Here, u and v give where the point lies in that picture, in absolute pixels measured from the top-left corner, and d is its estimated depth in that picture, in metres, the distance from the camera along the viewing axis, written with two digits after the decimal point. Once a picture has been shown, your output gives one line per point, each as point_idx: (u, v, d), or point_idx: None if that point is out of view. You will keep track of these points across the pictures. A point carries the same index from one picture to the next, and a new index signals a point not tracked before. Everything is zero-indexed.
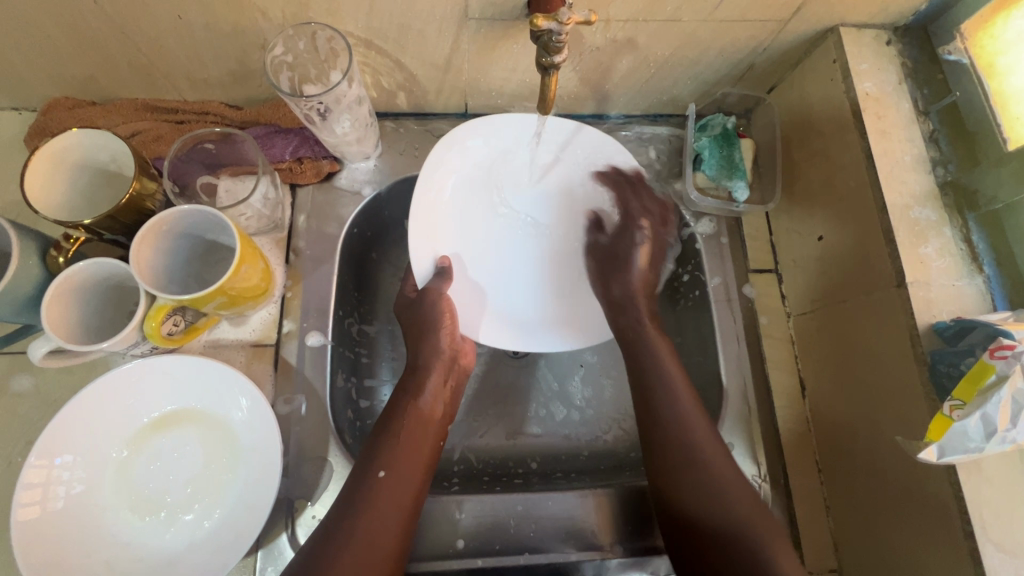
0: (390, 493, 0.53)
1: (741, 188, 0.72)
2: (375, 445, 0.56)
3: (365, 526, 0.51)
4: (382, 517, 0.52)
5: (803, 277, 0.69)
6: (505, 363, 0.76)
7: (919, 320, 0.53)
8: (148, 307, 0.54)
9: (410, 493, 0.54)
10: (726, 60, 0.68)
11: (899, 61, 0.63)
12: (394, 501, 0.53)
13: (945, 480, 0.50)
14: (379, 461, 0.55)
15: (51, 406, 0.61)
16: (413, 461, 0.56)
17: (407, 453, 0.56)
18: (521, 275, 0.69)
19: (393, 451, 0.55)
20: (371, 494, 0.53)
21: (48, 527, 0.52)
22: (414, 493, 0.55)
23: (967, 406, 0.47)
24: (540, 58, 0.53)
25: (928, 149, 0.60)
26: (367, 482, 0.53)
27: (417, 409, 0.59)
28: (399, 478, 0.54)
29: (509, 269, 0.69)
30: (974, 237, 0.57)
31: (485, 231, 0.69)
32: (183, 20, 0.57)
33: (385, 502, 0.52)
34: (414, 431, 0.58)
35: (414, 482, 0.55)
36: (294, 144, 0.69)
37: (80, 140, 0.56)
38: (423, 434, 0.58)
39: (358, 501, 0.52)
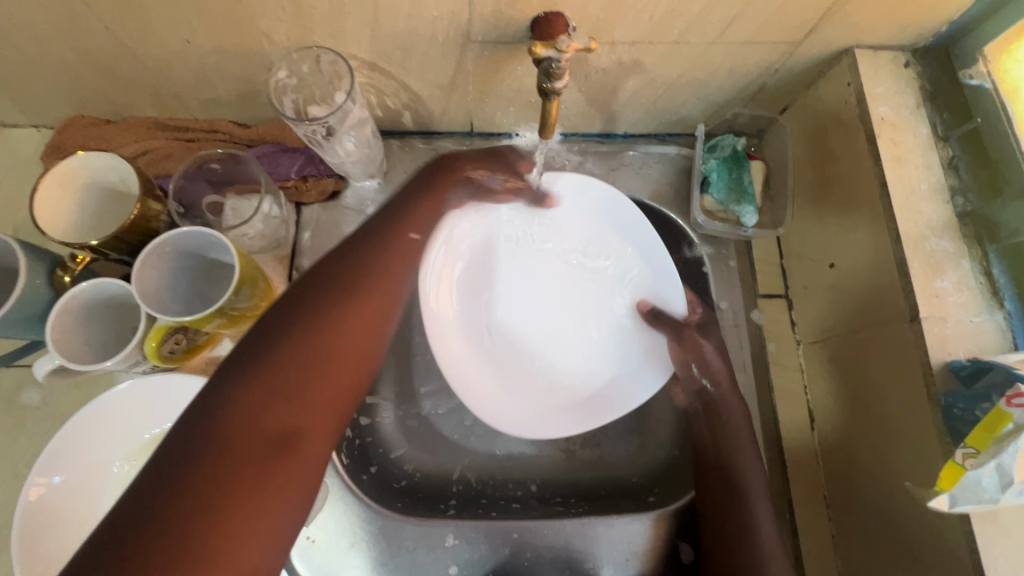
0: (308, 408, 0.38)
1: (750, 213, 0.70)
2: (395, 212, 0.51)
3: (346, 312, 0.42)
4: (361, 303, 0.43)
5: (814, 304, 0.67)
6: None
7: (934, 358, 0.51)
8: (148, 327, 0.54)
9: (411, 265, 0.48)
10: (736, 80, 0.66)
11: (917, 84, 0.61)
12: (385, 279, 0.45)
13: (960, 530, 0.47)
14: (410, 224, 0.50)
15: (57, 419, 0.62)
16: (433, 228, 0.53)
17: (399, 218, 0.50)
18: (537, 359, 0.67)
19: (405, 219, 0.51)
20: (391, 242, 0.48)
21: (48, 543, 0.53)
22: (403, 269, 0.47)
23: (981, 455, 0.44)
24: (541, 84, 0.52)
25: (946, 177, 0.57)
26: (387, 240, 0.48)
27: (454, 172, 0.57)
28: (423, 249, 0.50)
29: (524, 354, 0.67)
30: (995, 270, 0.54)
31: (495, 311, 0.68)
32: (191, 44, 0.58)
33: (377, 264, 0.46)
34: (434, 201, 0.54)
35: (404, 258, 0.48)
36: (300, 163, 0.70)
37: (89, 161, 0.57)
38: (434, 220, 0.53)
39: (357, 246, 0.47)
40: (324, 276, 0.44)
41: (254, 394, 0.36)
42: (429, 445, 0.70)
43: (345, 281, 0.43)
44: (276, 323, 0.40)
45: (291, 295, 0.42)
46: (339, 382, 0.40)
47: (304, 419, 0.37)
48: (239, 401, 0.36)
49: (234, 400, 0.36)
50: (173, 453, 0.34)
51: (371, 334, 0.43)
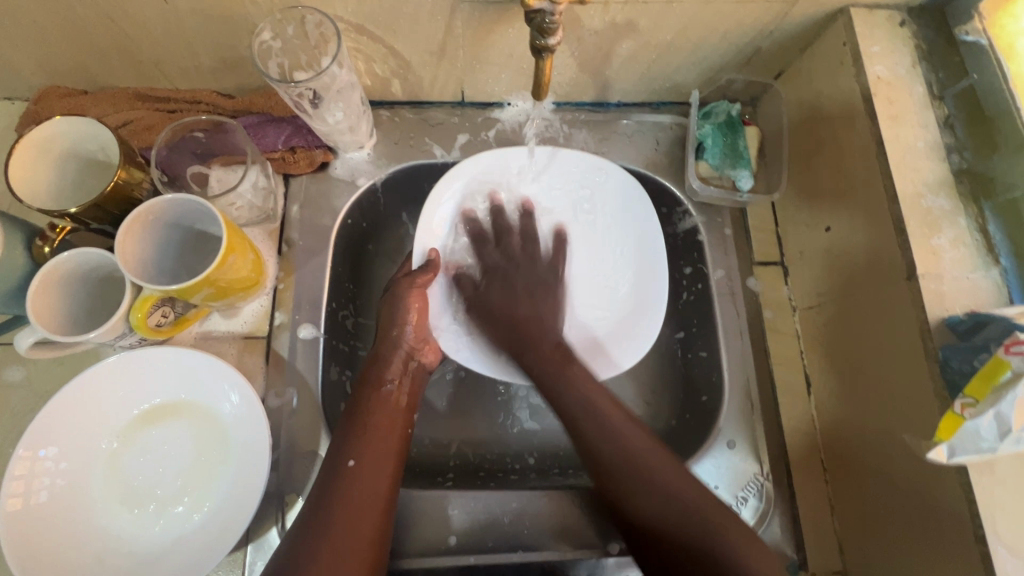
0: (363, 485, 0.51)
1: (746, 177, 0.70)
2: (349, 433, 0.54)
3: (375, 437, 0.55)
4: (340, 557, 0.46)
5: (809, 269, 0.67)
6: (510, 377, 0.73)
7: (931, 315, 0.51)
8: (134, 298, 0.53)
9: (377, 487, 0.52)
10: (730, 43, 0.65)
11: (913, 43, 0.60)
12: (350, 554, 0.47)
13: (957, 482, 0.47)
14: (351, 450, 0.53)
15: (41, 397, 0.60)
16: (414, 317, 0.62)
17: (347, 532, 0.48)
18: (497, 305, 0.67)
19: (366, 441, 0.54)
20: (343, 486, 0.51)
21: (35, 518, 0.52)
22: (370, 557, 0.48)
23: (979, 404, 0.45)
24: (534, 41, 0.51)
25: (942, 135, 0.57)
26: (333, 474, 0.51)
27: (376, 388, 0.59)
28: (368, 474, 0.52)
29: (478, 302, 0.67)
30: (991, 227, 0.54)
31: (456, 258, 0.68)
32: (169, 5, 0.55)
33: (357, 494, 0.50)
34: (387, 419, 0.57)
35: (361, 562, 0.47)
36: (287, 133, 0.68)
37: (66, 128, 0.55)
38: (384, 444, 0.55)
39: (329, 494, 0.50)
40: (299, 559, 0.46)
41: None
42: (425, 421, 0.71)
43: (334, 509, 0.49)
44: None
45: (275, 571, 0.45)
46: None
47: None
48: None
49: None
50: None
51: (363, 567, 0.47)
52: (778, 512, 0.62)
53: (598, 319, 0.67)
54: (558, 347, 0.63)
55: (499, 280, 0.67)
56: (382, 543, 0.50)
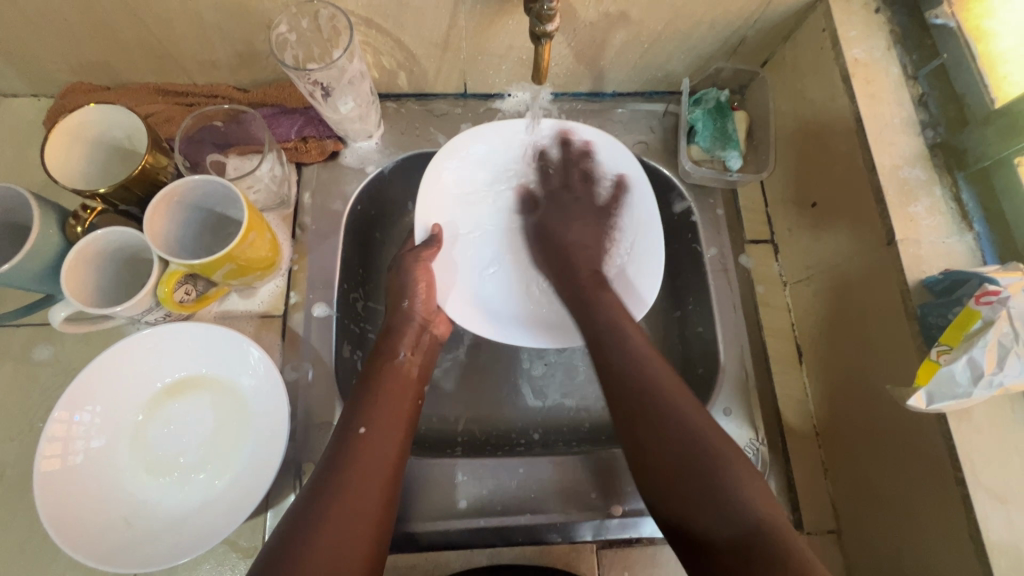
0: (374, 449, 0.54)
1: (735, 158, 0.74)
2: (366, 402, 0.57)
3: (382, 407, 0.57)
4: (348, 516, 0.49)
5: (798, 244, 0.70)
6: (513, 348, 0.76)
7: (909, 276, 0.54)
8: (161, 273, 0.56)
9: (387, 455, 0.55)
10: (717, 33, 0.69)
11: (887, 28, 0.64)
12: (357, 515, 0.50)
13: (936, 430, 0.50)
14: (361, 418, 0.56)
15: (69, 373, 0.63)
16: (430, 294, 0.66)
17: (357, 493, 0.51)
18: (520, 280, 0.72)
19: (379, 413, 0.57)
20: (354, 452, 0.53)
21: (67, 479, 0.55)
22: (376, 520, 0.51)
23: (954, 350, 0.48)
24: (533, 28, 0.55)
25: (917, 112, 0.61)
26: (347, 439, 0.54)
27: (389, 362, 0.62)
28: (379, 443, 0.55)
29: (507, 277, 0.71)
30: (964, 196, 0.58)
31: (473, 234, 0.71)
32: (192, 2, 0.59)
33: (367, 460, 0.53)
34: (398, 392, 0.60)
35: (368, 524, 0.50)
36: (300, 124, 0.72)
37: (97, 115, 0.59)
38: (395, 414, 0.58)
39: (341, 456, 0.53)
40: (309, 516, 0.49)
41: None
42: (434, 400, 0.74)
43: (345, 473, 0.52)
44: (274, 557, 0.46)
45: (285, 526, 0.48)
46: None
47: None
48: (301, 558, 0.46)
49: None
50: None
51: (369, 528, 0.50)
52: (773, 474, 0.65)
53: (619, 261, 0.70)
54: (593, 274, 0.67)
55: (554, 206, 0.73)
56: (388, 507, 0.53)
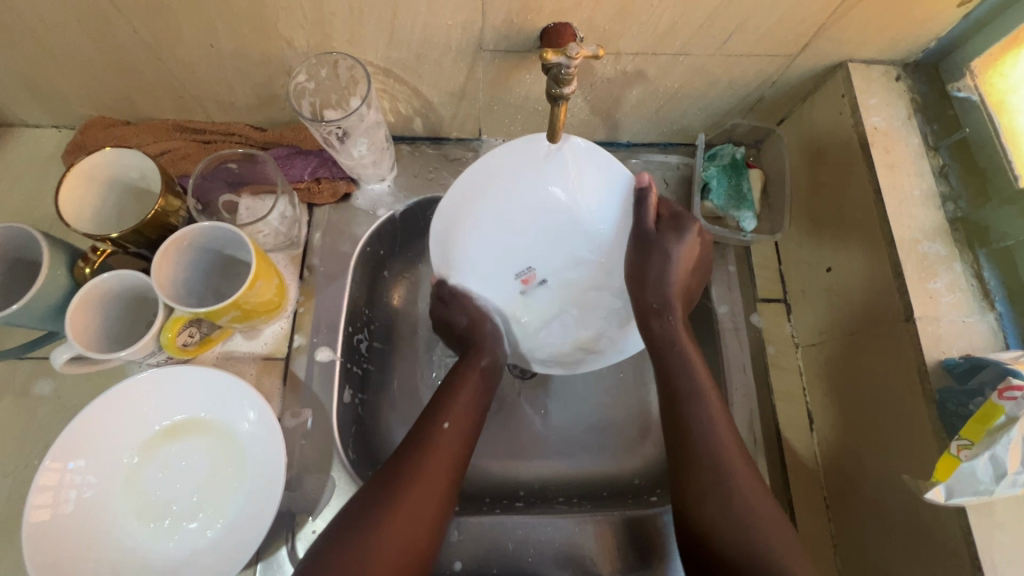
0: (448, 443, 0.56)
1: (749, 219, 0.72)
2: (439, 401, 0.60)
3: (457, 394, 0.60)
4: (412, 506, 0.52)
5: (812, 308, 0.68)
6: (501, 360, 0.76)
7: (928, 357, 0.52)
8: (165, 319, 0.56)
9: (457, 458, 0.57)
10: (736, 92, 0.69)
11: (908, 96, 0.64)
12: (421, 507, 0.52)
13: (956, 524, 0.48)
14: (443, 414, 0.58)
15: (68, 411, 0.63)
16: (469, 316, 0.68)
17: (426, 485, 0.53)
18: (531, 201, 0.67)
19: (456, 410, 0.59)
20: (431, 441, 0.56)
21: (57, 530, 0.54)
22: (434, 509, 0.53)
23: (975, 446, 0.46)
24: (550, 89, 0.55)
25: (938, 184, 0.60)
26: (431, 435, 0.56)
27: (472, 363, 0.64)
28: (455, 437, 0.57)
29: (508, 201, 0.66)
30: (986, 273, 0.56)
31: (505, 296, 0.70)
32: (214, 48, 0.60)
33: (443, 453, 0.55)
34: (468, 392, 0.61)
35: (418, 545, 0.51)
36: (314, 165, 0.72)
37: (113, 158, 0.60)
38: (472, 416, 0.60)
39: (421, 443, 0.55)
40: (385, 491, 0.52)
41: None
42: None
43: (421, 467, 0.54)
44: (353, 522, 0.50)
45: (360, 495, 0.52)
46: (396, 561, 0.49)
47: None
48: (349, 543, 0.49)
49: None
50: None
51: (415, 551, 0.51)
52: None
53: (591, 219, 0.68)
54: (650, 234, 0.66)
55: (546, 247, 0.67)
56: (445, 507, 0.54)
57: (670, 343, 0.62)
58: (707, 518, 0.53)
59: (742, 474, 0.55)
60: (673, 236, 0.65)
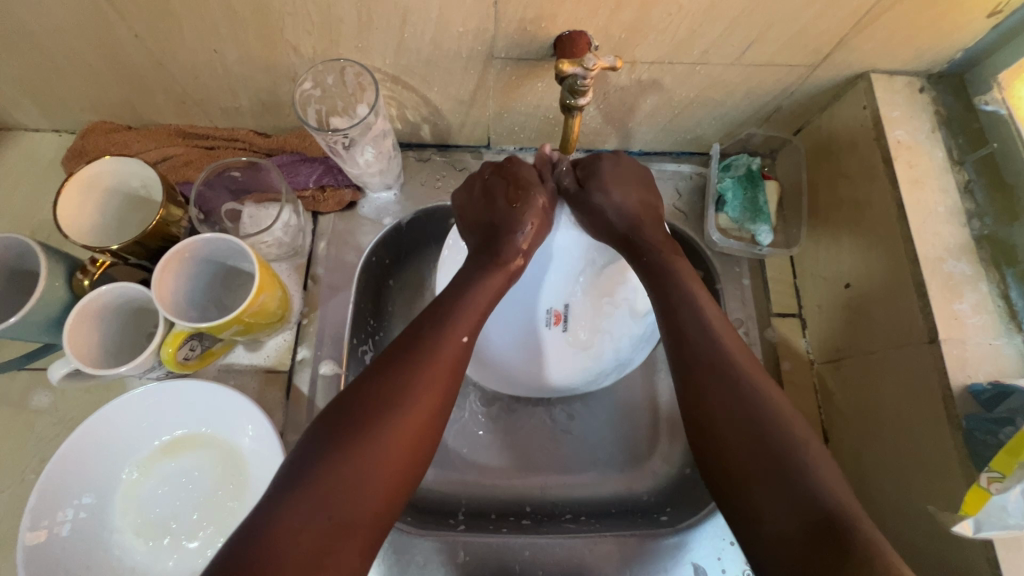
0: (447, 354, 0.50)
1: (766, 232, 0.71)
2: (452, 308, 0.54)
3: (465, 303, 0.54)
4: (415, 406, 0.47)
5: (829, 324, 0.66)
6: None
7: (954, 381, 0.51)
8: (166, 333, 0.54)
9: (457, 373, 0.51)
10: (753, 101, 0.67)
11: (932, 109, 0.62)
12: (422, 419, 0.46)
13: (981, 556, 0.47)
14: (462, 328, 0.53)
15: (66, 424, 0.61)
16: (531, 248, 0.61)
17: (432, 391, 0.48)
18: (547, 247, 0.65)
19: (465, 317, 0.53)
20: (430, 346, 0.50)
21: (53, 552, 0.53)
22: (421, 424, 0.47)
23: (1006, 479, 0.46)
24: (565, 100, 0.53)
25: (963, 200, 0.58)
26: (439, 340, 0.51)
27: (500, 264, 0.58)
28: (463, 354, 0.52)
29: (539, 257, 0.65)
30: (1013, 294, 0.55)
31: (544, 347, 0.64)
32: (217, 54, 0.58)
33: (441, 362, 0.49)
34: (486, 295, 0.56)
35: (386, 482, 0.43)
36: (319, 173, 0.70)
37: (113, 166, 0.58)
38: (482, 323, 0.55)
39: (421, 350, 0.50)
40: (384, 393, 0.46)
41: (309, 503, 0.40)
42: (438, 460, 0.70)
43: (404, 377, 0.48)
44: (343, 427, 0.44)
45: (352, 398, 0.47)
46: (399, 456, 0.44)
47: (354, 503, 0.42)
48: (319, 471, 0.42)
49: (288, 524, 0.39)
50: (266, 510, 0.40)
51: (397, 463, 0.44)
52: None
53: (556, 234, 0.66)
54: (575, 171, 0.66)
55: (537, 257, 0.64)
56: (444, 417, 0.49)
57: (663, 264, 0.58)
58: (723, 463, 0.47)
59: (776, 413, 0.47)
60: (600, 161, 0.66)
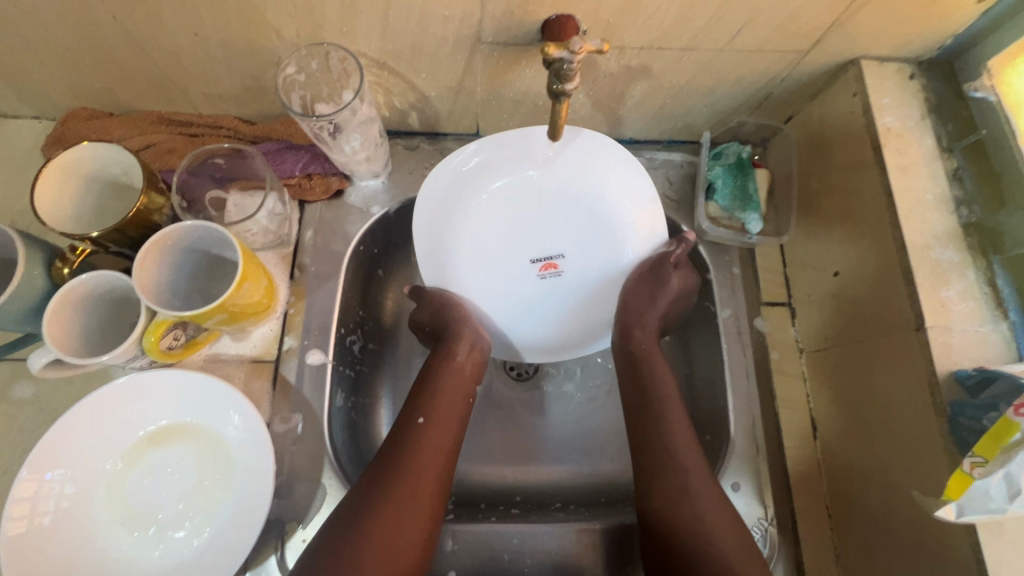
0: (430, 438, 0.56)
1: (755, 220, 0.70)
2: (423, 399, 0.59)
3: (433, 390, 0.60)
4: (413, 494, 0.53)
5: (818, 313, 0.66)
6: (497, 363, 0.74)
7: (939, 368, 0.51)
8: (148, 322, 0.53)
9: (444, 453, 0.57)
10: (743, 89, 0.67)
11: (921, 96, 0.61)
12: (416, 514, 0.52)
13: (965, 540, 0.48)
14: (420, 408, 0.58)
15: (48, 414, 0.61)
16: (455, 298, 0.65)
17: (419, 479, 0.54)
18: (496, 205, 0.64)
19: (433, 401, 0.59)
20: (414, 438, 0.56)
21: (34, 544, 0.52)
22: (428, 505, 0.53)
23: (989, 464, 0.46)
24: (552, 85, 0.52)
25: (951, 188, 0.58)
26: (410, 430, 0.57)
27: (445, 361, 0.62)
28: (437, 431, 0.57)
29: (492, 222, 0.64)
30: (1000, 281, 0.55)
31: (565, 290, 0.68)
32: (198, 37, 0.57)
33: (425, 451, 0.55)
34: (456, 382, 0.61)
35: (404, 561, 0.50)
36: (305, 161, 0.70)
37: (92, 153, 0.57)
38: (450, 401, 0.60)
39: (405, 447, 0.55)
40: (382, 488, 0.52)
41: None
42: None
43: (399, 471, 0.53)
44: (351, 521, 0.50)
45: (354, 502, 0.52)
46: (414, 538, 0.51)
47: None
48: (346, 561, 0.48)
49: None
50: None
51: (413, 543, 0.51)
52: (781, 558, 0.60)
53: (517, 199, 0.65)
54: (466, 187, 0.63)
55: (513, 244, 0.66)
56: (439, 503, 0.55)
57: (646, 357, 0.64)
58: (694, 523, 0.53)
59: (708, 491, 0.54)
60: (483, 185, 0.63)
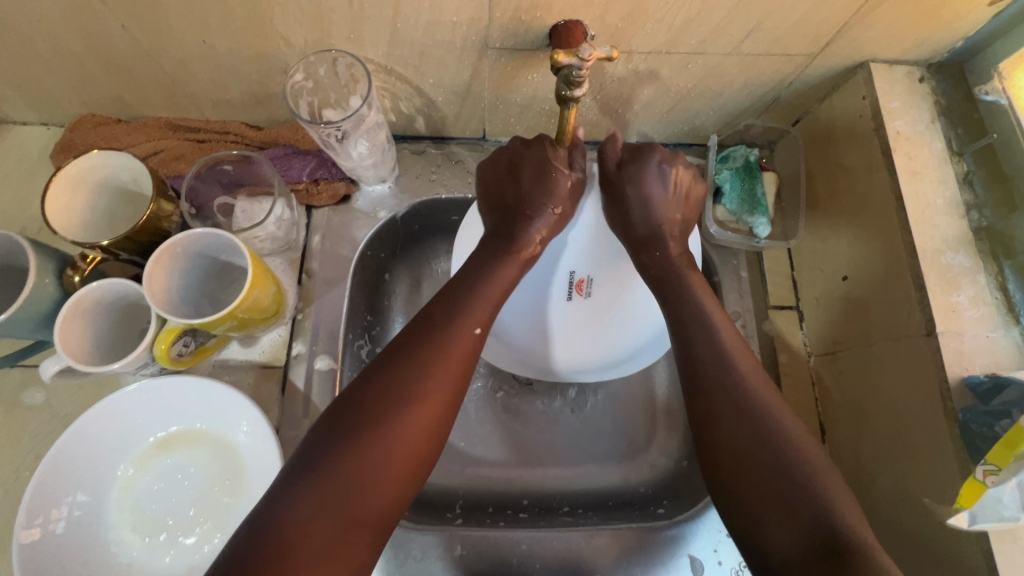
0: (468, 348, 0.51)
1: (763, 224, 0.70)
2: (460, 303, 0.53)
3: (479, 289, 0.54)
4: (435, 408, 0.47)
5: (825, 317, 0.66)
6: (505, 366, 0.74)
7: (951, 374, 0.51)
8: (158, 329, 0.54)
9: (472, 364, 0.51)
10: (752, 91, 0.66)
11: (931, 99, 0.61)
12: (431, 421, 0.46)
13: (977, 547, 0.47)
14: (475, 319, 0.52)
15: (59, 421, 0.61)
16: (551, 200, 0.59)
17: (443, 392, 0.47)
18: None
19: (480, 307, 0.53)
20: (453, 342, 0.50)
21: (48, 551, 0.52)
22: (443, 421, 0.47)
23: (1002, 472, 0.46)
24: (561, 92, 0.52)
25: (962, 192, 0.58)
26: (452, 333, 0.50)
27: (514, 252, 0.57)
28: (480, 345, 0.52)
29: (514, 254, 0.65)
30: (1011, 286, 0.54)
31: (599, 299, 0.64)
32: (207, 45, 0.57)
33: (458, 360, 0.49)
34: (501, 290, 0.55)
35: (395, 482, 0.43)
36: (312, 166, 0.69)
37: (102, 160, 0.58)
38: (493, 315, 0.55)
39: (440, 347, 0.49)
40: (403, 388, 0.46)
41: (324, 492, 0.41)
42: None
43: (428, 372, 0.47)
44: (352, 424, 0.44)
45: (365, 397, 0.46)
46: (414, 460, 0.45)
47: (360, 500, 0.42)
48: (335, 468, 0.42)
49: (299, 516, 0.40)
50: (271, 507, 0.40)
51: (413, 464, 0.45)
52: None
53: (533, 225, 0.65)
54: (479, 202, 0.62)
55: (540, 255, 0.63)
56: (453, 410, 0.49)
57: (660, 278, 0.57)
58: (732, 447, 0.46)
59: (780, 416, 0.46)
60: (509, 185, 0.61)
